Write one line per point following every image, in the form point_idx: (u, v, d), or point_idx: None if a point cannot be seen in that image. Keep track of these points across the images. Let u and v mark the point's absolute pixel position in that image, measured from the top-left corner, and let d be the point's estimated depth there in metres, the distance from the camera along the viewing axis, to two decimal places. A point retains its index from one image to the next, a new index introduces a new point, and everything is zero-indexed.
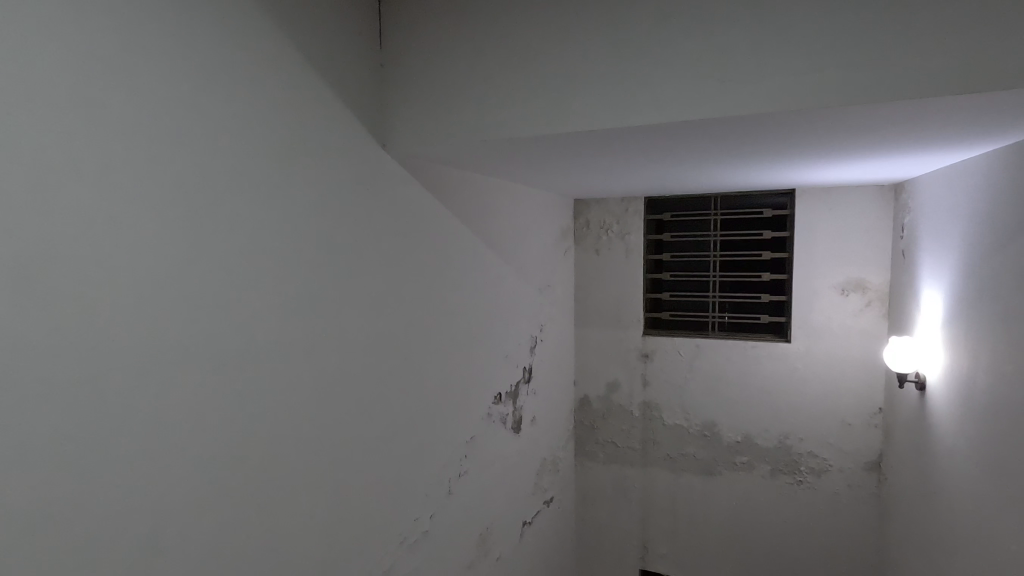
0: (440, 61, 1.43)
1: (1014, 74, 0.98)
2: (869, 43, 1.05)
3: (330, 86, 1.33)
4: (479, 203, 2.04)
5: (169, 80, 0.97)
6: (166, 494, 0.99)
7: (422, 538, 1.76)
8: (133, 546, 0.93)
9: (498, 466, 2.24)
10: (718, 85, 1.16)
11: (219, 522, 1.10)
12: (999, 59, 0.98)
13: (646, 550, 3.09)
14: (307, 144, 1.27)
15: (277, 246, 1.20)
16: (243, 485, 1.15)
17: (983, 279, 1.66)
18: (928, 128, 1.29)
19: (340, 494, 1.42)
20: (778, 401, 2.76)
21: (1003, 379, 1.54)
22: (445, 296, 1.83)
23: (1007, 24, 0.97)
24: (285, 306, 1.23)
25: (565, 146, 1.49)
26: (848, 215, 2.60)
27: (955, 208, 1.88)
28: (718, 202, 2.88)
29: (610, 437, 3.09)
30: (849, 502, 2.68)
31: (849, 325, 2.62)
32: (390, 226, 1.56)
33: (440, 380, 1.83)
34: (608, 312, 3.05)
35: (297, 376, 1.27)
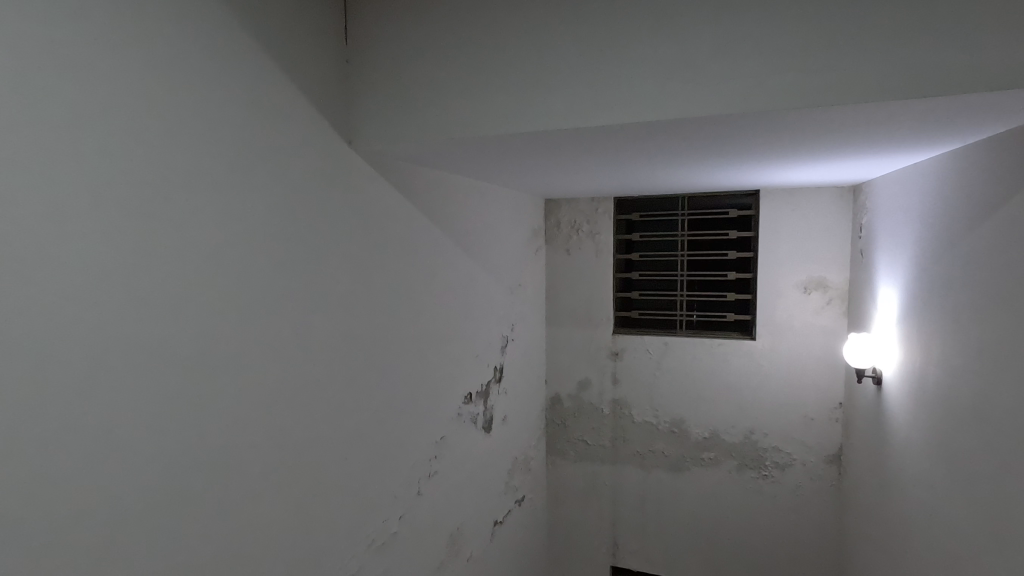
0: (405, 59, 1.42)
1: (965, 81, 1.02)
2: (833, 47, 1.08)
3: (295, 81, 1.31)
4: (450, 204, 2.04)
5: (122, 71, 0.93)
6: (128, 501, 0.95)
7: (392, 539, 1.74)
8: (95, 555, 0.90)
9: (469, 465, 2.24)
10: (687, 85, 1.18)
11: (184, 527, 1.06)
12: (951, 66, 1.02)
13: (617, 547, 3.12)
14: (272, 140, 1.24)
15: (240, 243, 1.16)
16: (208, 489, 1.11)
17: (935, 276, 1.73)
18: (887, 130, 1.33)
19: (308, 496, 1.40)
20: (743, 396, 2.82)
21: (953, 373, 1.61)
22: (414, 295, 1.82)
23: (957, 33, 1.02)
24: (250, 306, 1.20)
25: (536, 146, 1.49)
26: (808, 216, 2.68)
27: (911, 209, 1.95)
28: (685, 202, 2.93)
29: (581, 434, 3.12)
30: (810, 495, 2.75)
31: (811, 323, 2.70)
32: (359, 224, 1.54)
33: (410, 379, 1.82)
34: (577, 311, 3.07)
35: (265, 375, 1.25)
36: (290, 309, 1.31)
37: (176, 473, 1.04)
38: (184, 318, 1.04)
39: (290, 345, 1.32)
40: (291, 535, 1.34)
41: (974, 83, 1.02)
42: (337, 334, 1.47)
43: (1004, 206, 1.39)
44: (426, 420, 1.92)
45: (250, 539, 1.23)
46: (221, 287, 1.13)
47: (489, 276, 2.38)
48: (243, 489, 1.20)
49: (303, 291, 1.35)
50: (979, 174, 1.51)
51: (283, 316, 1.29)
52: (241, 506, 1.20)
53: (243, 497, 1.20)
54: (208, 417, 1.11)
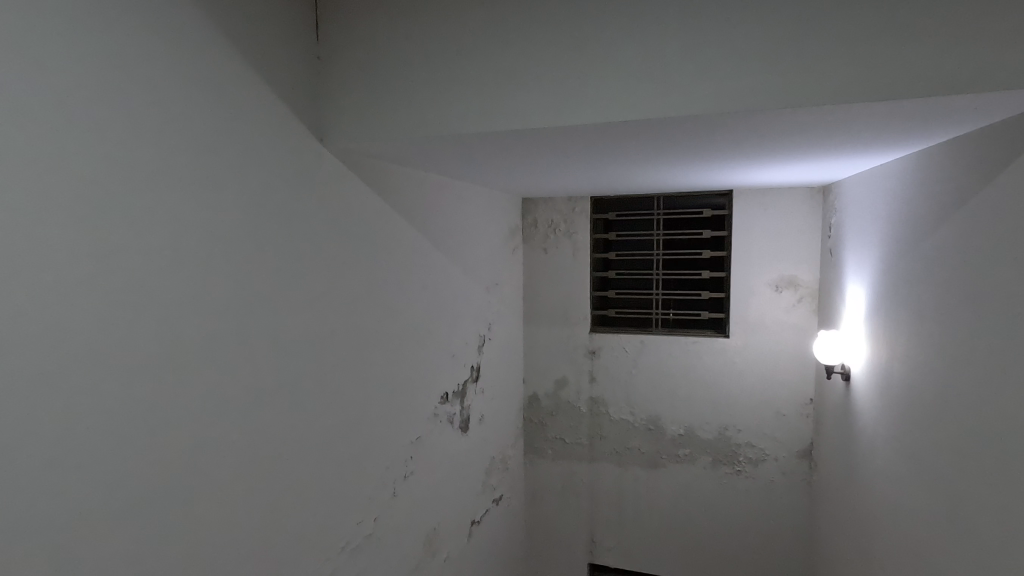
0: (378, 56, 1.40)
1: (929, 83, 1.05)
2: (800, 50, 1.10)
3: (265, 78, 1.28)
4: (425, 203, 2.03)
5: (85, 65, 0.90)
6: (93, 507, 0.93)
7: (366, 540, 1.73)
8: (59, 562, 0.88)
9: (445, 466, 2.23)
10: (659, 85, 1.19)
11: (153, 532, 1.04)
12: (917, 68, 1.05)
13: (594, 544, 3.14)
14: (240, 136, 1.21)
15: (211, 242, 1.14)
16: (175, 494, 1.08)
17: (900, 274, 1.78)
18: (852, 132, 1.37)
19: (280, 499, 1.37)
20: (718, 393, 2.86)
21: (917, 369, 1.66)
22: (389, 294, 1.80)
23: (920, 37, 1.04)
24: (219, 306, 1.17)
25: (510, 145, 1.49)
26: (780, 216, 2.73)
27: (877, 209, 2.00)
28: (660, 202, 2.96)
29: (559, 433, 3.13)
30: (782, 489, 2.81)
31: (783, 320, 2.75)
32: (332, 223, 1.52)
33: (385, 380, 1.80)
34: (555, 310, 3.08)
35: (235, 376, 1.22)
36: (261, 309, 1.29)
37: (144, 477, 1.02)
38: (152, 318, 1.02)
39: (260, 345, 1.29)
40: (263, 538, 1.32)
41: (933, 87, 1.05)
42: (310, 334, 1.45)
43: (964, 206, 1.44)
44: (401, 420, 1.91)
45: (221, 543, 1.20)
46: (191, 286, 1.10)
47: (466, 275, 2.38)
48: (214, 492, 1.18)
49: (273, 290, 1.32)
50: (942, 176, 1.55)
51: (253, 316, 1.27)
52: (211, 510, 1.17)
53: (211, 502, 1.17)
54: (178, 420, 1.08)
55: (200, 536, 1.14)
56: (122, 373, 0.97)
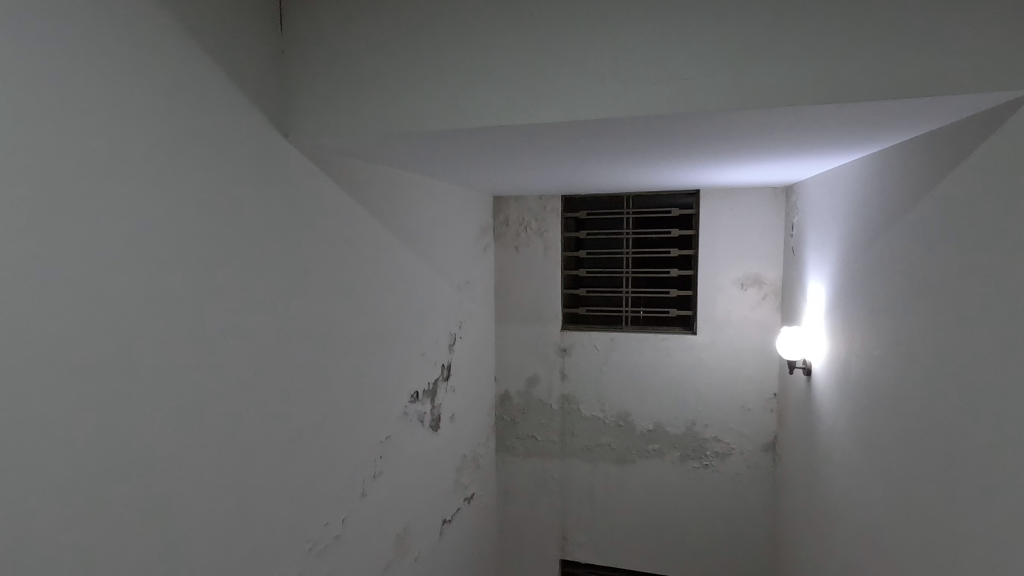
0: (344, 51, 1.38)
1: (886, 86, 1.08)
2: (762, 51, 1.13)
3: (226, 69, 1.25)
4: (394, 201, 2.02)
5: (41, 54, 0.87)
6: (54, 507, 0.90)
7: (334, 541, 1.70)
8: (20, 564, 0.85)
9: (416, 465, 2.22)
10: (625, 84, 1.20)
11: (117, 533, 1.01)
12: (875, 71, 1.08)
13: (565, 540, 3.16)
14: (201, 128, 1.18)
15: (175, 237, 1.11)
16: (140, 495, 1.06)
17: (858, 271, 1.84)
18: (811, 133, 1.41)
19: (246, 501, 1.34)
20: (685, 389, 2.92)
21: (873, 362, 1.72)
22: (357, 292, 1.78)
23: (878, 39, 1.07)
24: (185, 303, 1.15)
25: (480, 142, 1.49)
26: (745, 215, 2.79)
27: (837, 208, 2.06)
28: (630, 201, 3.00)
29: (530, 430, 3.15)
30: (747, 482, 2.87)
31: (748, 317, 2.82)
32: (298, 219, 1.50)
33: (354, 379, 1.78)
34: (526, 308, 3.09)
35: (198, 375, 1.19)
36: (225, 306, 1.25)
37: (108, 477, 0.99)
38: (115, 315, 0.99)
39: (223, 344, 1.25)
40: (228, 540, 1.29)
41: (888, 89, 1.08)
42: (275, 331, 1.42)
43: (917, 205, 1.49)
44: (371, 419, 1.89)
45: (188, 543, 1.17)
46: (154, 283, 1.07)
47: (436, 274, 2.37)
48: (180, 492, 1.15)
49: (238, 287, 1.29)
50: (896, 176, 1.62)
51: (216, 313, 1.23)
52: (177, 509, 1.14)
53: (173, 506, 1.13)
54: (143, 420, 1.06)
55: (166, 536, 1.12)
56: (84, 373, 0.94)
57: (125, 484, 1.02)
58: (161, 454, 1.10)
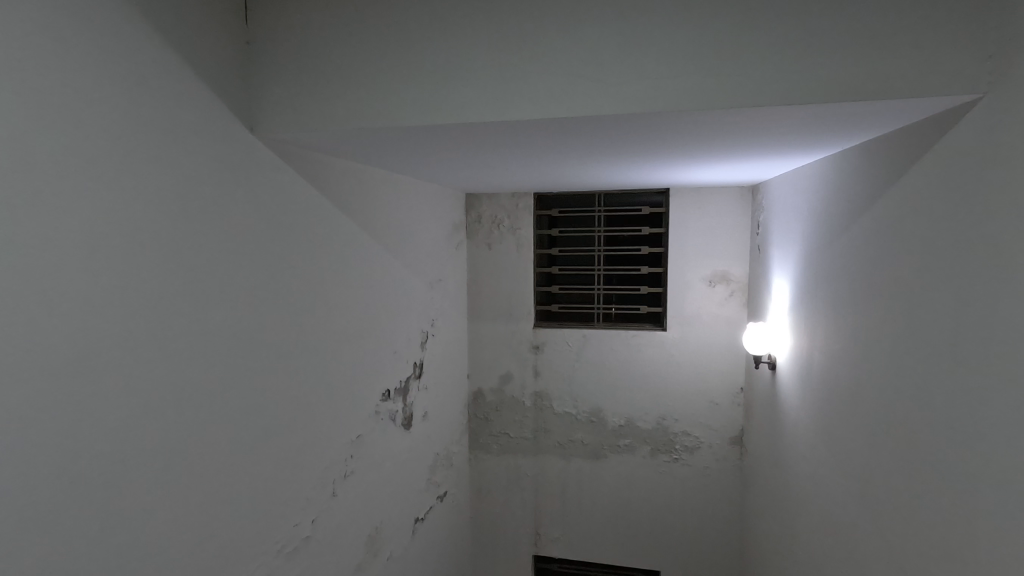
0: (312, 45, 1.36)
1: (847, 88, 1.11)
2: (728, 52, 1.15)
3: (187, 60, 1.21)
4: (365, 197, 1.99)
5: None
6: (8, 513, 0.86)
7: (304, 542, 1.68)
8: None
9: (388, 463, 2.20)
10: (595, 82, 1.21)
11: (75, 538, 0.98)
12: (836, 73, 1.12)
13: (539, 536, 3.18)
14: (162, 121, 1.14)
15: (136, 233, 1.08)
16: (100, 499, 1.02)
17: (820, 268, 1.90)
18: (774, 133, 1.45)
19: (212, 504, 1.31)
20: (656, 384, 2.97)
21: (834, 356, 1.78)
22: (326, 289, 1.76)
23: (839, 43, 1.11)
24: (148, 300, 1.11)
25: (451, 139, 1.49)
26: (713, 213, 2.85)
27: (800, 207, 2.12)
28: (601, 199, 3.03)
29: (503, 428, 3.15)
30: (716, 474, 2.94)
31: (716, 313, 2.88)
32: (265, 215, 1.47)
33: (324, 378, 1.76)
34: (499, 306, 3.10)
35: (161, 376, 1.15)
36: (189, 304, 1.22)
37: (66, 481, 0.96)
38: (72, 313, 0.96)
39: (188, 343, 1.22)
40: (193, 545, 1.25)
41: (847, 92, 1.12)
42: (242, 330, 1.39)
43: (874, 205, 1.55)
44: (341, 418, 1.87)
45: (152, 548, 1.14)
46: (115, 280, 1.04)
47: (408, 271, 2.35)
48: (143, 495, 1.12)
49: (203, 285, 1.26)
50: (856, 176, 1.67)
51: (180, 312, 1.19)
52: (140, 513, 1.11)
53: (133, 511, 1.10)
54: (103, 421, 1.02)
55: (129, 541, 1.09)
56: (38, 374, 0.90)
57: (85, 487, 0.99)
58: (124, 457, 1.07)
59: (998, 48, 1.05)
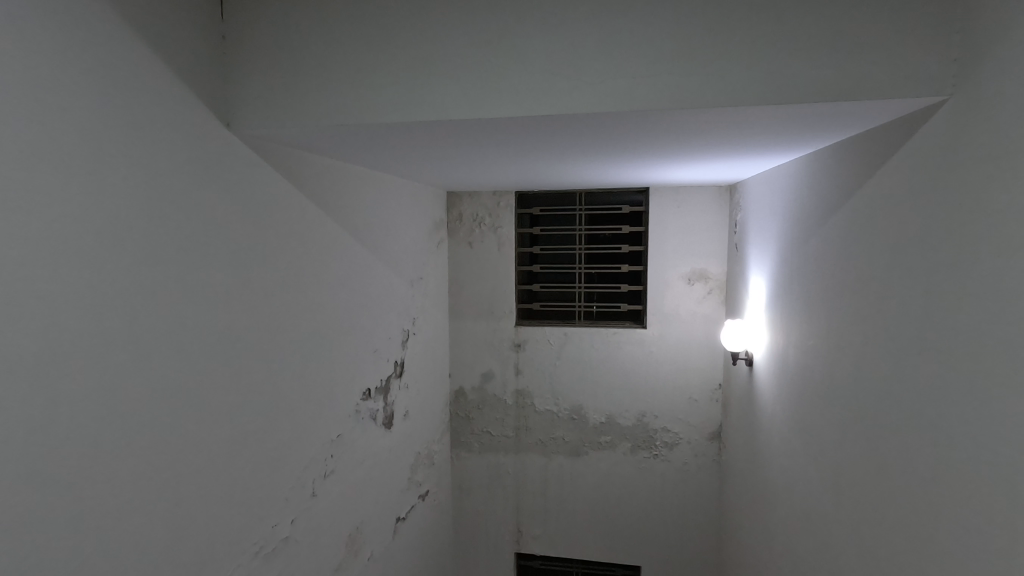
0: (288, 39, 1.34)
1: (819, 88, 1.14)
2: (703, 52, 1.17)
3: (160, 53, 1.19)
4: (344, 195, 1.97)
5: None
6: None
7: (282, 543, 1.66)
8: None
9: (368, 462, 2.19)
10: (575, 81, 1.22)
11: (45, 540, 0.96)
12: (809, 74, 1.14)
13: (520, 534, 3.20)
14: (133, 114, 1.12)
15: (108, 229, 1.06)
16: (71, 500, 1.00)
17: (795, 266, 1.94)
18: (750, 133, 1.48)
19: (187, 506, 1.28)
20: (636, 381, 3.00)
21: (809, 352, 1.82)
22: (305, 287, 1.74)
23: (812, 44, 1.13)
24: (122, 297, 1.09)
25: (430, 136, 1.48)
26: (692, 213, 2.89)
27: (776, 207, 2.17)
28: (582, 198, 3.05)
29: (485, 426, 3.16)
30: (695, 470, 2.98)
31: (695, 311, 2.92)
32: (243, 212, 1.45)
33: (303, 377, 1.74)
34: (480, 304, 3.10)
35: (135, 374, 1.13)
36: (163, 302, 1.19)
37: (34, 480, 0.93)
38: (39, 310, 0.94)
39: (161, 342, 1.19)
40: (168, 548, 1.23)
41: (819, 93, 1.14)
42: (219, 328, 1.37)
43: (846, 204, 1.59)
44: (321, 417, 1.85)
45: (125, 549, 1.12)
46: (86, 276, 1.02)
47: (388, 269, 2.34)
48: (117, 496, 1.10)
49: (179, 282, 1.24)
50: (828, 176, 1.71)
51: (153, 309, 1.17)
52: (112, 514, 1.09)
53: (104, 514, 1.07)
54: (73, 421, 1.00)
55: (101, 542, 1.07)
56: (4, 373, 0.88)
57: (55, 487, 0.97)
58: (97, 457, 1.05)
59: (961, 52, 1.08)
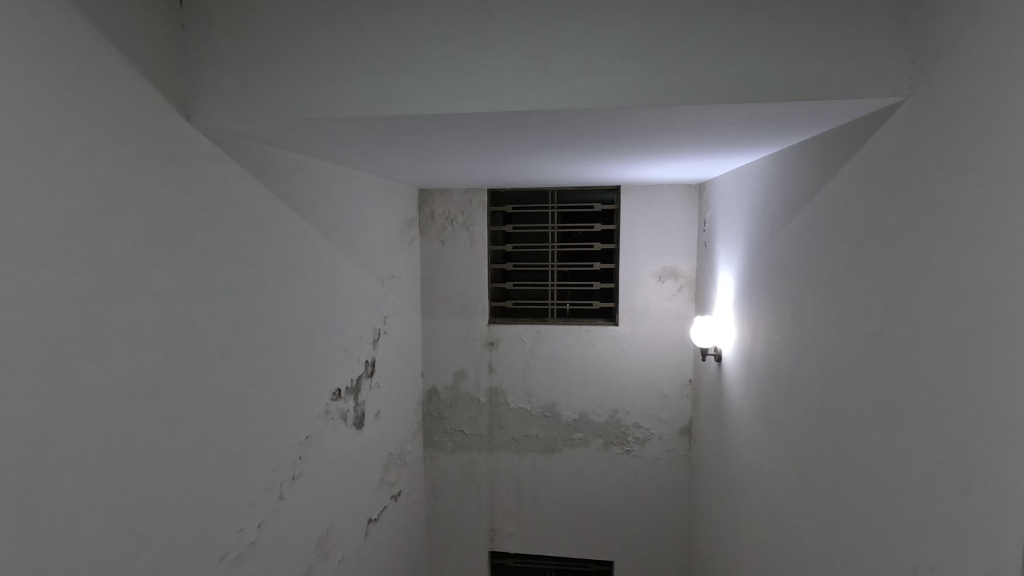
0: (251, 29, 1.30)
1: (782, 88, 1.16)
2: (671, 50, 1.18)
3: (116, 41, 1.14)
4: (311, 191, 1.93)
5: None
6: None
7: (249, 548, 1.62)
8: None
9: (339, 463, 2.15)
10: (544, 77, 1.22)
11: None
12: (773, 74, 1.16)
13: (494, 532, 3.19)
14: (84, 104, 1.06)
15: (62, 223, 1.02)
16: (26, 505, 0.96)
17: (762, 262, 1.98)
18: (717, 131, 1.50)
19: (148, 511, 1.24)
20: (609, 378, 3.02)
21: (774, 347, 1.86)
22: (271, 286, 1.70)
23: (775, 45, 1.15)
24: (79, 296, 1.05)
25: (398, 131, 1.46)
26: (662, 211, 2.92)
27: (743, 205, 2.21)
28: (555, 196, 3.07)
29: (458, 425, 3.14)
30: (666, 465, 3.02)
31: (665, 308, 2.95)
32: (207, 209, 1.41)
33: (269, 378, 1.70)
34: (453, 302, 3.08)
35: (94, 376, 1.09)
36: (123, 301, 1.16)
37: None
38: None
39: (117, 341, 1.14)
40: (128, 556, 1.18)
41: (780, 94, 1.17)
42: (180, 327, 1.32)
43: (809, 202, 1.63)
44: (288, 418, 1.81)
45: (85, 555, 1.08)
46: (40, 273, 0.98)
47: (358, 267, 2.31)
48: (77, 501, 1.06)
49: (141, 280, 1.20)
50: (793, 174, 1.75)
51: (108, 307, 1.12)
52: (71, 519, 1.05)
53: (57, 523, 1.02)
54: (28, 423, 0.96)
55: (58, 549, 1.02)
56: None
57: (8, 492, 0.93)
58: (53, 459, 1.01)
59: (917, 54, 1.12)
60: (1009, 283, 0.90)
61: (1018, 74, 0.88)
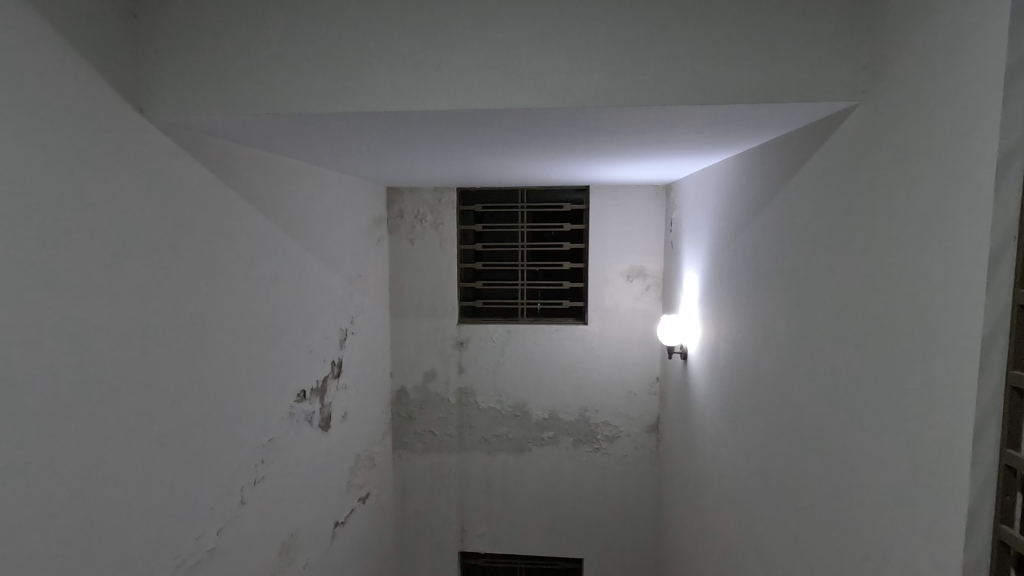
0: (209, 19, 1.26)
1: (742, 91, 1.19)
2: (635, 52, 1.19)
3: (66, 29, 1.10)
4: (274, 189, 1.89)
5: None
6: None
7: (209, 555, 1.57)
8: None
9: (304, 466, 2.11)
10: (510, 75, 1.22)
11: None
12: (733, 77, 1.19)
13: (464, 533, 3.18)
14: (31, 94, 1.02)
15: (13, 218, 0.98)
16: None
17: (725, 261, 2.02)
18: (680, 132, 1.53)
19: (104, 517, 1.20)
20: (578, 376, 3.04)
21: (737, 345, 1.90)
22: (232, 286, 1.66)
23: (735, 48, 1.18)
24: (29, 295, 1.01)
25: (362, 128, 1.44)
26: (631, 211, 2.96)
27: (707, 205, 2.25)
28: (524, 195, 3.08)
29: (427, 426, 3.12)
30: (634, 462, 3.06)
31: (633, 307, 2.99)
32: (164, 205, 1.36)
33: (231, 379, 1.66)
34: (422, 302, 3.05)
35: (45, 377, 1.05)
36: (76, 300, 1.11)
37: None
38: None
39: (69, 341, 1.10)
40: (82, 564, 1.14)
41: (741, 97, 1.19)
42: (138, 327, 1.28)
43: (769, 203, 1.68)
44: (250, 420, 1.76)
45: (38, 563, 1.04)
46: None
47: (324, 266, 2.27)
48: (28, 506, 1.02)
49: (94, 279, 1.16)
50: (755, 176, 1.79)
51: (56, 306, 1.07)
52: (21, 527, 1.00)
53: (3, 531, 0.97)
54: None
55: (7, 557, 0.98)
56: None
57: None
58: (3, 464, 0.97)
59: (869, 60, 1.15)
60: (953, 281, 0.94)
61: (964, 80, 0.92)
